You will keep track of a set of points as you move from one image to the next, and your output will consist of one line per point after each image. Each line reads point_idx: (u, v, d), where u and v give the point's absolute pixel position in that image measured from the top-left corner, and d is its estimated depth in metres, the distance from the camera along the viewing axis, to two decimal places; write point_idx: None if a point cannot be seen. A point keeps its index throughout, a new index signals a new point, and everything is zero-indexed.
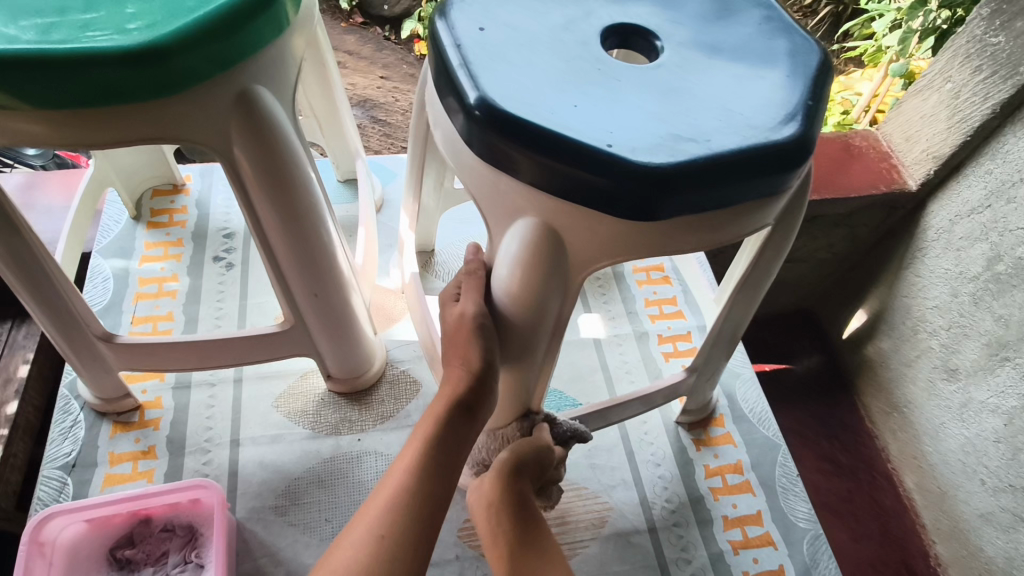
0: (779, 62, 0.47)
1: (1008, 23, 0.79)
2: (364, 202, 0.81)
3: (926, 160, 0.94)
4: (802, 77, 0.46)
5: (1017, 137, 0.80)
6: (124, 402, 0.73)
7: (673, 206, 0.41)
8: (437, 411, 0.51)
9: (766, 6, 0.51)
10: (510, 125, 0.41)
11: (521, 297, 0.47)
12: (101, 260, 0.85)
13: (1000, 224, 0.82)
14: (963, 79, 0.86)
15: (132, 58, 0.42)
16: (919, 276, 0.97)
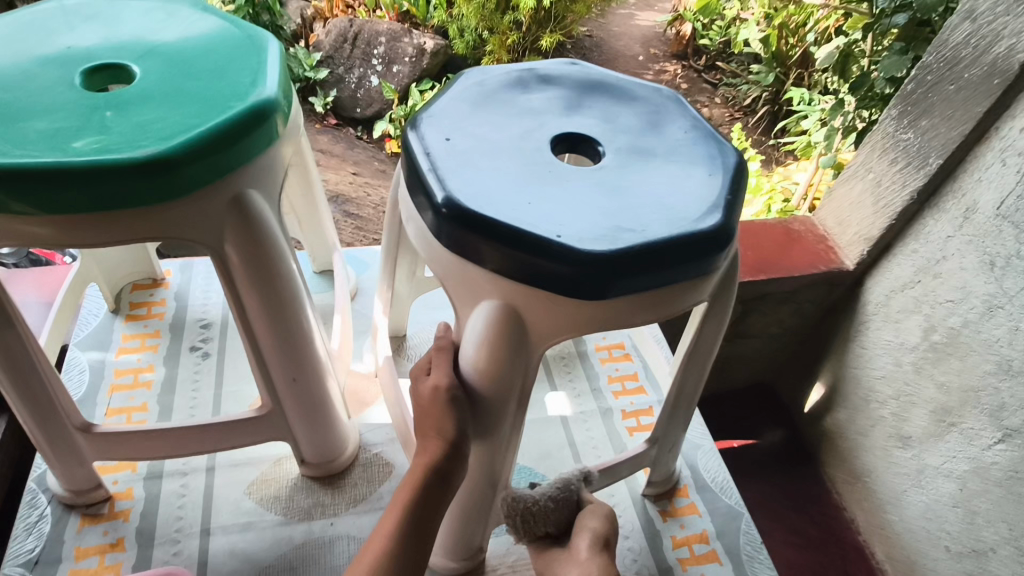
0: (703, 164, 0.55)
1: (915, 122, 0.89)
2: (341, 291, 0.86)
3: (859, 241, 1.02)
4: (724, 176, 0.54)
5: (936, 221, 0.89)
6: (93, 494, 0.73)
7: (616, 288, 0.48)
8: (413, 480, 0.57)
9: (692, 117, 0.60)
10: (474, 221, 0.47)
11: (488, 372, 0.52)
12: (78, 352, 0.87)
13: (932, 298, 0.90)
14: (883, 170, 0.95)
15: (139, 170, 0.47)
16: (863, 347, 1.04)
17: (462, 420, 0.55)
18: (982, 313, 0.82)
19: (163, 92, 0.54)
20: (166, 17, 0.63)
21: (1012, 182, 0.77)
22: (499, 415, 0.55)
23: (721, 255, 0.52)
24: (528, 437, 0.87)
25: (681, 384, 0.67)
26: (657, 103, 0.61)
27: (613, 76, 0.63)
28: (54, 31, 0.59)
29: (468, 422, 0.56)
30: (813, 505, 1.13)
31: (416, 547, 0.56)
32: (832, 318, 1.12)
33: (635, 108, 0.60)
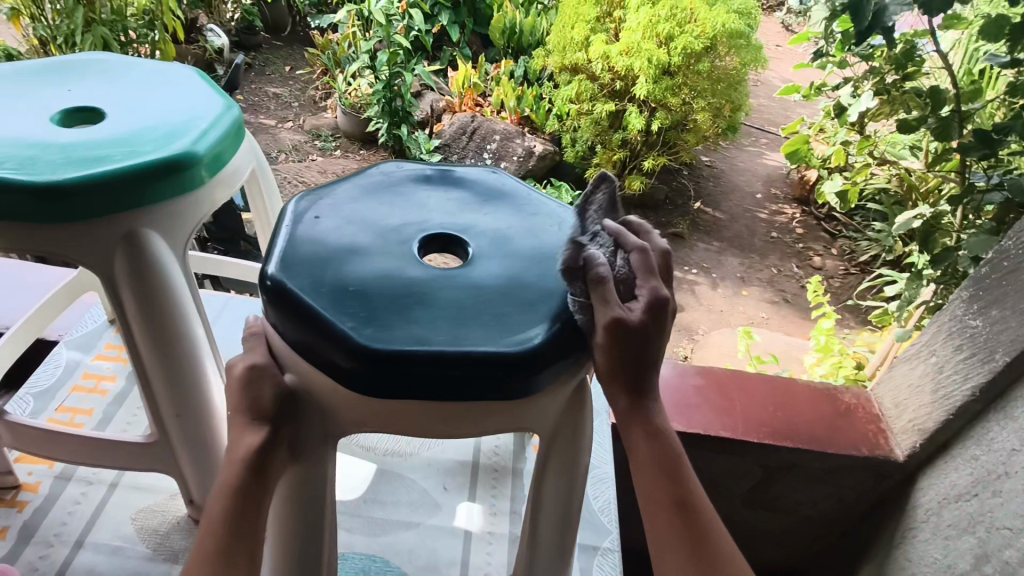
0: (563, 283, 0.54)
1: (983, 310, 0.85)
2: None
3: (911, 430, 1.01)
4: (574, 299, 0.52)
5: (999, 427, 0.84)
6: (4, 478, 0.79)
7: (409, 386, 0.46)
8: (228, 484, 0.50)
9: None
10: (288, 299, 0.48)
11: (306, 375, 0.50)
12: (63, 349, 0.97)
13: (988, 518, 0.83)
14: (945, 356, 0.92)
15: (37, 194, 0.53)
16: (908, 557, 0.99)
17: (274, 451, 0.51)
18: None
19: (109, 132, 0.61)
20: (165, 74, 0.72)
21: None
22: (311, 458, 0.54)
23: (538, 379, 0.49)
24: (422, 543, 0.81)
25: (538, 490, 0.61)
26: (555, 216, 0.62)
27: (524, 190, 0.65)
28: (70, 72, 0.70)
29: (284, 424, 0.51)
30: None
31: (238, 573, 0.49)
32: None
33: (524, 220, 0.60)
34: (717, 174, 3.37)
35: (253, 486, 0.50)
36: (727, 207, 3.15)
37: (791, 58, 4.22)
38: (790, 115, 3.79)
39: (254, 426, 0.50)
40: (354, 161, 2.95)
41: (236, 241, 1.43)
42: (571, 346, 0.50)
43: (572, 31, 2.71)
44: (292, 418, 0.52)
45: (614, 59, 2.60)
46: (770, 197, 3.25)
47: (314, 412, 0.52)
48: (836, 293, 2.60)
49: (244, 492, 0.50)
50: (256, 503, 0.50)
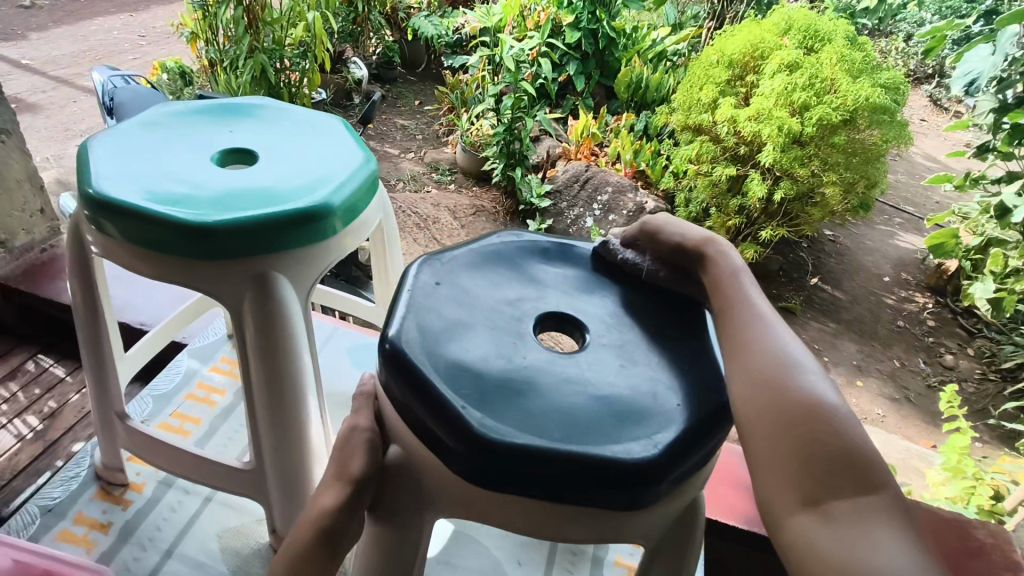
0: (681, 388, 0.50)
1: None
2: None
3: None
4: (695, 409, 0.48)
5: None
6: (116, 475, 0.84)
7: (511, 479, 0.43)
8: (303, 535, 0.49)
9: (703, 337, 0.56)
10: (403, 367, 0.47)
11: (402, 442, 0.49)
12: (185, 357, 1.03)
13: None
14: None
15: (185, 232, 0.57)
16: None
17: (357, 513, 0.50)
18: None
19: (258, 177, 0.64)
20: (316, 123, 0.76)
21: None
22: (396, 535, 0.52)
23: (649, 496, 0.45)
24: None
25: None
26: (673, 312, 0.59)
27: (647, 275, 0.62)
28: (234, 113, 0.75)
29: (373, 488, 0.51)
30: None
31: None
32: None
33: (643, 309, 0.58)
34: (841, 250, 3.15)
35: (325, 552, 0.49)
36: (849, 287, 2.93)
37: (938, 135, 3.91)
38: (932, 195, 3.48)
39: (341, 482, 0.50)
40: (466, 197, 3.04)
41: (350, 266, 1.49)
42: (689, 462, 0.46)
43: (700, 92, 2.66)
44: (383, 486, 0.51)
45: (741, 124, 2.51)
46: (900, 282, 2.98)
47: (405, 488, 0.50)
48: (971, 401, 2.33)
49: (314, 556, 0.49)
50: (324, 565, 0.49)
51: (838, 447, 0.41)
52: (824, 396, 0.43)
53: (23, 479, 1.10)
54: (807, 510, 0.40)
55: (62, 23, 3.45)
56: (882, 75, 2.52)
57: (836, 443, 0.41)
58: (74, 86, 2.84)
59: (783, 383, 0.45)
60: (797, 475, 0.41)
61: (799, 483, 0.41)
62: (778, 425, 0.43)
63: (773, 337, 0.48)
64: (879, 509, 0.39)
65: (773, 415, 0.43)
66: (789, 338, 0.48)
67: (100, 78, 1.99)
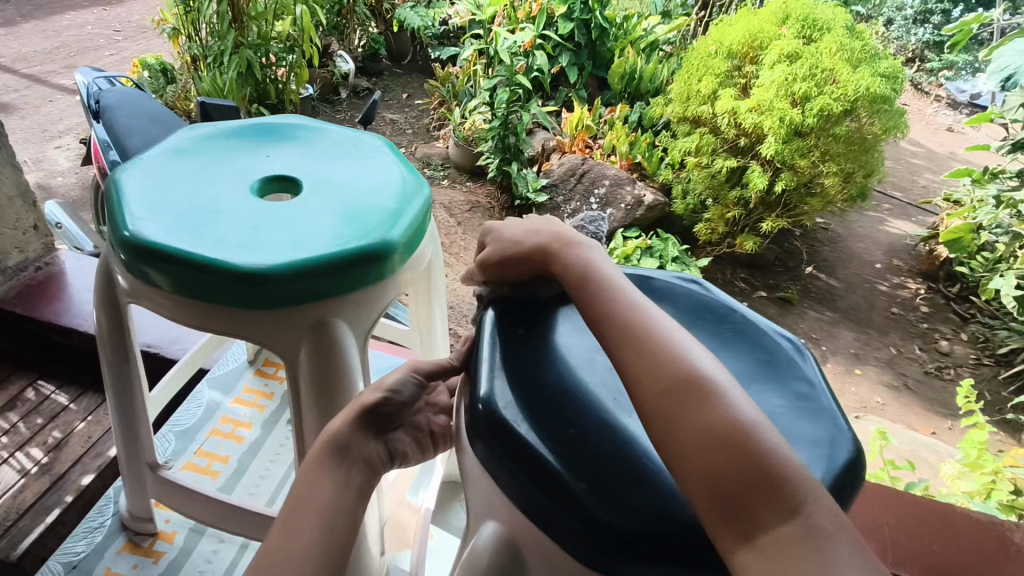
0: (805, 445, 0.44)
1: None
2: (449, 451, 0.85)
3: None
4: (832, 472, 0.42)
5: None
6: (144, 525, 0.78)
7: (637, 570, 0.38)
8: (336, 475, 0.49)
9: (816, 379, 0.50)
10: (503, 436, 0.42)
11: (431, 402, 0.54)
12: (205, 388, 0.97)
13: None
14: None
15: (240, 279, 0.51)
16: None
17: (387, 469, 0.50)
18: None
19: (307, 210, 0.59)
20: (357, 143, 0.70)
21: None
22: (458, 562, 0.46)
23: None
24: None
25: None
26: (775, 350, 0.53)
27: (737, 305, 0.57)
28: (270, 135, 0.69)
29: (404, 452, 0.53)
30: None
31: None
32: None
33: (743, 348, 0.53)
34: None
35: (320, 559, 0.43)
36: None
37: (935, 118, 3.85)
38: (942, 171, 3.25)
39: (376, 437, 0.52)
40: (460, 193, 2.95)
41: None
42: None
43: (699, 83, 2.49)
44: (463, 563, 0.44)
45: (742, 116, 2.32)
46: (891, 268, 2.71)
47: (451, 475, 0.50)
48: None
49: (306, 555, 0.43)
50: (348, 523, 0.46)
51: (766, 470, 0.36)
52: (744, 413, 0.38)
53: (30, 519, 0.99)
54: (743, 546, 0.35)
55: (33, 18, 3.29)
56: (883, 63, 2.33)
57: (764, 465, 0.36)
58: (50, 84, 2.70)
59: (698, 407, 0.38)
60: (725, 509, 0.36)
61: (730, 515, 0.35)
62: (708, 455, 0.37)
63: (670, 348, 0.41)
64: (821, 529, 0.35)
65: (694, 446, 0.37)
66: (688, 343, 0.41)
67: (84, 80, 1.88)
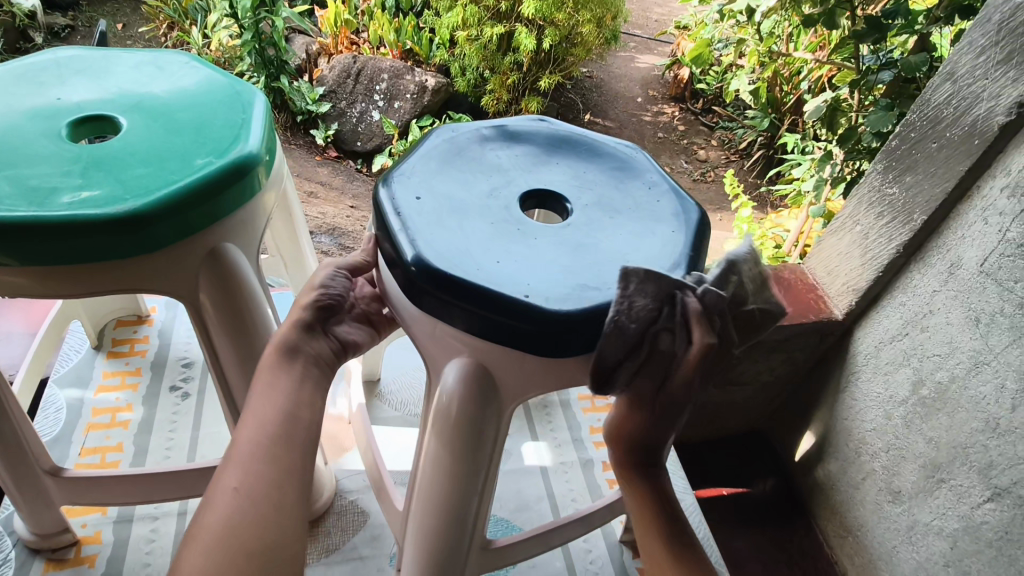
0: (666, 220, 0.58)
1: (899, 178, 0.88)
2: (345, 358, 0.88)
3: (846, 292, 1.01)
4: (687, 230, 0.57)
5: (922, 274, 0.87)
6: (59, 538, 0.72)
7: (582, 343, 0.49)
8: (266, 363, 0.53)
9: (657, 174, 0.64)
10: (441, 280, 0.49)
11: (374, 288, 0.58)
12: (56, 389, 0.87)
13: (919, 351, 0.88)
14: (870, 223, 0.94)
15: (112, 227, 0.48)
16: (854, 399, 1.02)
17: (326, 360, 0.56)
18: (969, 369, 0.79)
19: (142, 143, 0.55)
20: (153, 71, 0.65)
21: (994, 240, 0.75)
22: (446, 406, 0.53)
23: None
24: (506, 488, 0.87)
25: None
26: (620, 161, 0.65)
27: (577, 133, 0.68)
28: (42, 83, 0.61)
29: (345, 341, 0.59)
30: (809, 562, 1.10)
31: (284, 460, 0.46)
32: (825, 363, 1.10)
33: (595, 164, 0.65)
34: None
35: (296, 439, 0.48)
36: None
37: None
38: (668, 4, 3.49)
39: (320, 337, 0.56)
40: None
41: None
42: (701, 272, 0.55)
43: None
44: (438, 409, 0.53)
45: None
46: (651, 100, 2.90)
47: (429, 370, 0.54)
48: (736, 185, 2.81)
49: (284, 441, 0.47)
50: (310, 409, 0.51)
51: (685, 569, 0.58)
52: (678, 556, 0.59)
53: None
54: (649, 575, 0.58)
55: None
56: None
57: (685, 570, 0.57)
58: None
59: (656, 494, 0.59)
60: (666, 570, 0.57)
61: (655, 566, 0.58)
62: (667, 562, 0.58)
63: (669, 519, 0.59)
64: None
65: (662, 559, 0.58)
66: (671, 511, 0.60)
67: None
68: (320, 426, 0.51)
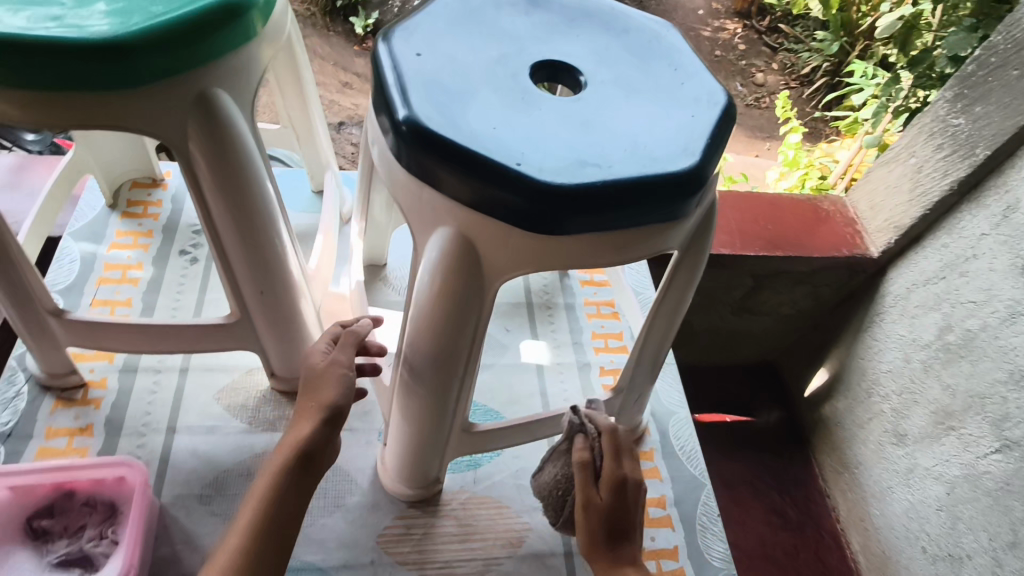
0: (687, 104, 0.53)
1: (968, 107, 0.79)
2: (328, 212, 0.87)
3: (887, 229, 0.95)
4: (708, 116, 0.52)
5: (972, 215, 0.81)
6: (69, 378, 0.75)
7: (574, 221, 0.46)
8: (278, 462, 0.55)
9: (686, 56, 0.58)
10: (431, 141, 0.46)
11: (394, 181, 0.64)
12: (71, 242, 0.89)
13: (952, 296, 0.83)
14: (925, 156, 0.86)
15: (93, 55, 0.46)
16: (874, 339, 0.98)
17: (322, 441, 0.57)
18: (1004, 318, 0.74)
19: None
20: None
21: None
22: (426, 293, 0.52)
23: (689, 204, 0.50)
24: (500, 383, 0.87)
25: (650, 329, 0.67)
26: (648, 39, 0.59)
27: (605, 4, 0.62)
28: None
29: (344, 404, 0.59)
30: (801, 491, 1.09)
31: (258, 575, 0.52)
32: (851, 303, 1.05)
33: (619, 39, 0.59)
34: None
35: (272, 544, 0.53)
36: None
37: None
38: None
39: (316, 420, 0.57)
40: None
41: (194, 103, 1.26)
42: (717, 162, 0.51)
43: None
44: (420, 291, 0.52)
45: None
46: None
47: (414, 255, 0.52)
48: None
49: (251, 551, 0.52)
50: (288, 507, 0.55)
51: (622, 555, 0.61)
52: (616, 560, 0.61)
53: None
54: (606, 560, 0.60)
55: None
56: None
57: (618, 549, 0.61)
58: None
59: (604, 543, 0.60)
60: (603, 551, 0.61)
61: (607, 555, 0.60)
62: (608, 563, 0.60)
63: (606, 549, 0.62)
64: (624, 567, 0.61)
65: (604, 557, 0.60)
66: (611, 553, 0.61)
67: None
68: (296, 524, 0.55)
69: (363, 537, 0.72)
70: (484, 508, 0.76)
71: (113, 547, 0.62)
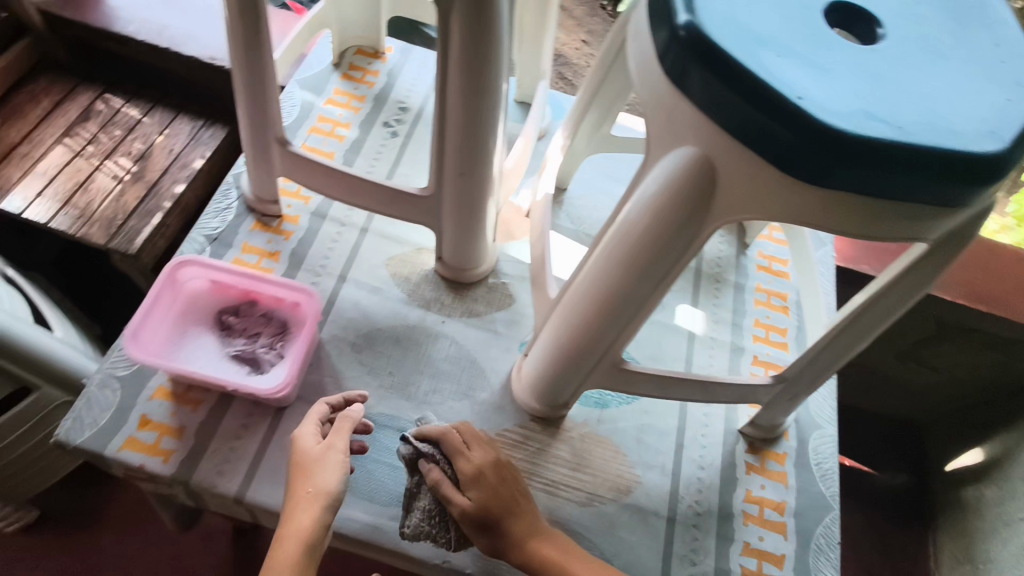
0: (1003, 84, 0.46)
1: None
2: (530, 126, 0.86)
3: None
4: None
5: None
6: (271, 206, 0.82)
7: (840, 176, 0.42)
8: (287, 555, 0.54)
9: (1011, 34, 0.50)
10: (708, 51, 0.43)
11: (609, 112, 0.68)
12: (296, 89, 0.96)
13: None
14: None
15: None
16: None
17: (323, 525, 0.56)
18: None
19: None
20: None
21: None
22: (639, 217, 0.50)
23: (974, 195, 0.43)
24: (648, 337, 0.85)
25: (838, 336, 0.62)
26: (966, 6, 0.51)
27: None
28: None
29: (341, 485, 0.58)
30: (905, 563, 1.05)
31: None
32: None
33: None
34: None
35: None
36: None
37: None
38: None
39: (319, 507, 0.57)
40: None
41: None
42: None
43: None
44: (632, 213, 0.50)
45: None
46: None
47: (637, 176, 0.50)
48: None
49: None
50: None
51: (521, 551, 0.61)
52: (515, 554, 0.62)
53: (137, 218, 1.13)
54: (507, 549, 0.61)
55: None
56: None
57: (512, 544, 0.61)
58: None
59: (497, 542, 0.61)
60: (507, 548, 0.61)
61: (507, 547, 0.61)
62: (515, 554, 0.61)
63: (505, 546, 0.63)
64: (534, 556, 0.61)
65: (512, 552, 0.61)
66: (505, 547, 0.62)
67: None
68: None
69: (482, 431, 0.74)
70: (600, 448, 0.76)
71: (278, 360, 0.69)
